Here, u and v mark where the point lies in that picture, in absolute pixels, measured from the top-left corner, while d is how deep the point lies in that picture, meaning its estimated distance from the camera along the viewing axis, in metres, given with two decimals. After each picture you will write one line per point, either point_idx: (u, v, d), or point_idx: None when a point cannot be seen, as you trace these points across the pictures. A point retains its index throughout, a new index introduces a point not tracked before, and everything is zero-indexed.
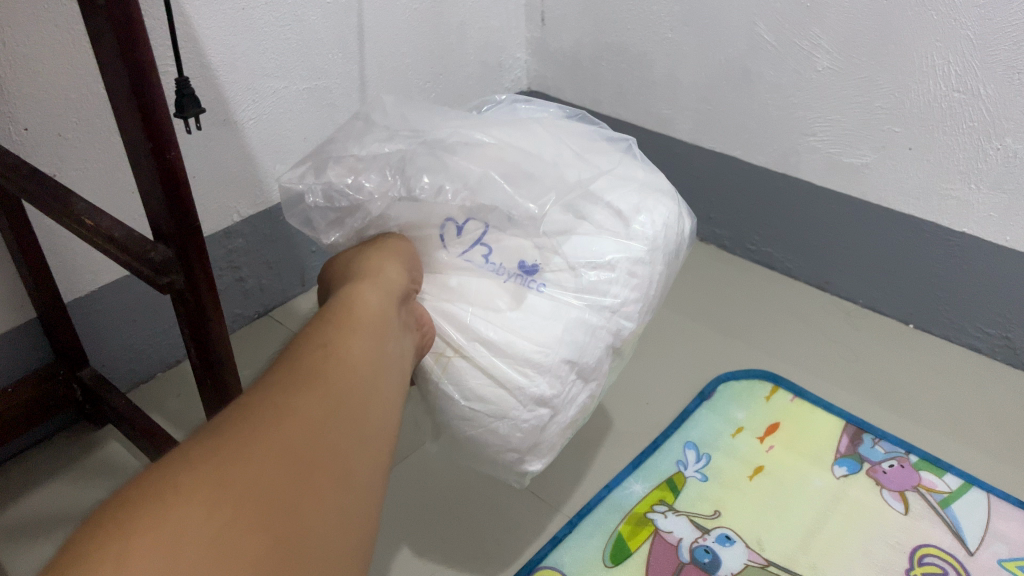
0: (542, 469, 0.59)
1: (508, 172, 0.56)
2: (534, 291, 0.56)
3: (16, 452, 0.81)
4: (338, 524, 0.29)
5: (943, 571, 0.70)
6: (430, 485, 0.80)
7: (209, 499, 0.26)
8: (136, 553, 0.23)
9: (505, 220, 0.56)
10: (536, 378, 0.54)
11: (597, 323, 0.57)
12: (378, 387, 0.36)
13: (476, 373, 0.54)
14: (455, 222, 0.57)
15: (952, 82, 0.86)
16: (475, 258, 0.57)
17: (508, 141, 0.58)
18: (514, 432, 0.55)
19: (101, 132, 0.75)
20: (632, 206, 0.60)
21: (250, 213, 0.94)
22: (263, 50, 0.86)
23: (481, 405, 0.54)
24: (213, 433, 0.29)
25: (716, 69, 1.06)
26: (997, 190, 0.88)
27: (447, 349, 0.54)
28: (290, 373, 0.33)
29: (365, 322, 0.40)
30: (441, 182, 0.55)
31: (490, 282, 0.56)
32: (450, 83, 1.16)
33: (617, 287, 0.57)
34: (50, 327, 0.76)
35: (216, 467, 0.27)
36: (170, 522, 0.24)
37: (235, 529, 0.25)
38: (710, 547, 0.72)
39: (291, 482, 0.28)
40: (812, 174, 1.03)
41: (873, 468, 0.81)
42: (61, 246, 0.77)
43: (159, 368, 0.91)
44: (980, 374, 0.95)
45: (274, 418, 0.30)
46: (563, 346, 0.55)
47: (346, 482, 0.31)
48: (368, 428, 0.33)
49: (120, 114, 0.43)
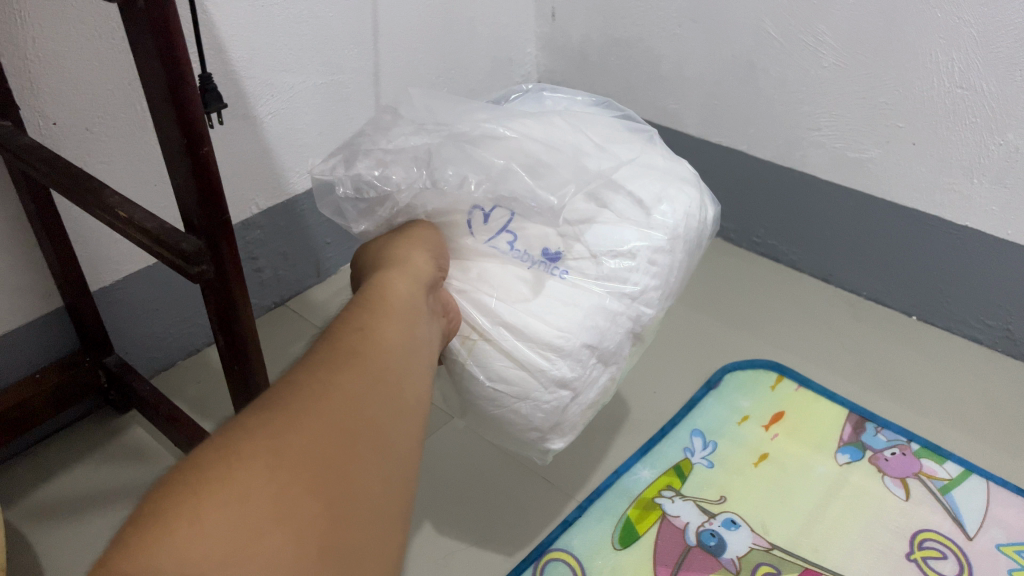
0: (564, 446, 0.63)
1: (530, 163, 0.58)
2: (556, 277, 0.58)
3: (45, 435, 0.83)
4: (383, 489, 0.32)
5: (942, 555, 0.72)
6: (445, 465, 0.82)
7: (266, 466, 0.28)
8: (205, 515, 0.26)
9: (528, 209, 0.58)
10: (557, 362, 0.56)
11: (617, 309, 0.59)
12: (412, 366, 0.38)
13: (500, 356, 0.57)
14: (482, 210, 0.59)
15: (955, 79, 0.87)
16: (500, 245, 0.59)
17: (529, 134, 0.59)
18: (537, 412, 0.58)
19: (125, 126, 0.77)
20: (654, 195, 0.61)
21: (268, 205, 0.96)
22: (280, 46, 0.87)
23: (504, 387, 0.57)
24: (266, 405, 0.31)
25: (723, 65, 1.07)
26: (999, 185, 0.89)
27: (473, 332, 0.57)
28: (331, 352, 0.35)
29: (397, 307, 0.42)
30: (465, 173, 0.57)
31: (515, 268, 0.59)
32: (461, 78, 1.17)
33: (638, 274, 0.59)
34: (77, 316, 0.78)
35: (271, 436, 0.30)
36: (232, 487, 0.27)
37: (290, 494, 0.28)
38: (716, 531, 0.74)
39: (339, 451, 0.31)
40: (818, 168, 1.05)
41: (876, 455, 0.83)
42: (87, 237, 0.79)
43: (181, 356, 0.93)
44: (981, 365, 0.96)
45: (319, 394, 0.32)
46: (585, 331, 0.57)
47: (388, 450, 0.33)
48: (406, 403, 0.36)
49: (157, 111, 0.45)
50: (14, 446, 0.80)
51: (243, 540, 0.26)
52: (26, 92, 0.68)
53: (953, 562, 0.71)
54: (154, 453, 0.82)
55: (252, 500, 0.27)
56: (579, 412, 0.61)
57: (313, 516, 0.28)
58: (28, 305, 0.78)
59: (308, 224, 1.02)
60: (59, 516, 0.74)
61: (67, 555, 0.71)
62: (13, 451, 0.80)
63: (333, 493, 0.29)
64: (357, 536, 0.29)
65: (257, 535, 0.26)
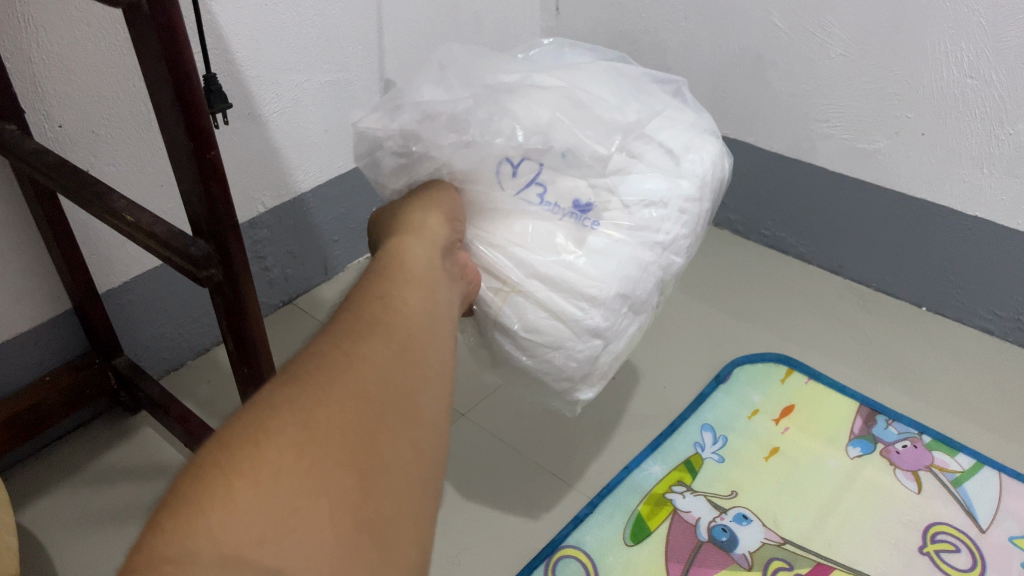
0: (592, 396, 0.63)
1: (572, 111, 0.57)
2: (590, 228, 0.57)
3: (57, 437, 0.83)
4: (414, 455, 0.32)
5: (955, 548, 0.72)
6: (455, 456, 0.83)
7: (296, 443, 0.29)
8: (238, 493, 0.27)
9: (561, 159, 0.57)
10: (592, 309, 0.56)
11: (649, 259, 0.59)
12: (437, 331, 0.38)
13: (535, 308, 0.57)
14: (511, 162, 0.57)
15: (964, 68, 0.87)
16: (530, 198, 0.57)
17: (569, 83, 0.59)
18: (577, 358, 0.58)
19: (133, 129, 0.77)
20: (682, 144, 0.62)
21: (275, 204, 0.96)
22: (285, 44, 0.87)
23: (536, 337, 0.57)
24: (292, 379, 0.31)
25: (728, 58, 1.07)
26: (1010, 175, 0.88)
27: (505, 285, 0.57)
28: (354, 321, 0.35)
29: (420, 271, 0.41)
30: (508, 125, 0.56)
31: (547, 221, 0.57)
32: None
33: (669, 223, 0.59)
34: (87, 319, 0.78)
35: (298, 410, 0.30)
36: (263, 466, 0.27)
37: (322, 470, 0.28)
38: (727, 526, 0.74)
39: (367, 421, 0.31)
40: (825, 160, 1.04)
41: (887, 448, 0.82)
42: (95, 239, 0.79)
43: (189, 356, 0.93)
44: (992, 356, 0.96)
45: (345, 365, 0.32)
46: (619, 280, 0.57)
47: (418, 416, 0.33)
48: (432, 366, 0.35)
49: (163, 115, 0.45)
50: (28, 447, 0.81)
51: (279, 521, 0.27)
52: (33, 95, 0.68)
53: (965, 555, 0.71)
54: (163, 455, 0.82)
55: (286, 480, 0.27)
56: (613, 357, 0.61)
57: (347, 492, 0.28)
58: (38, 308, 0.78)
59: (316, 222, 1.02)
60: (73, 527, 0.74)
61: (79, 559, 0.71)
62: (26, 451, 0.81)
63: (366, 465, 0.29)
64: (390, 511, 0.30)
65: (293, 514, 0.27)
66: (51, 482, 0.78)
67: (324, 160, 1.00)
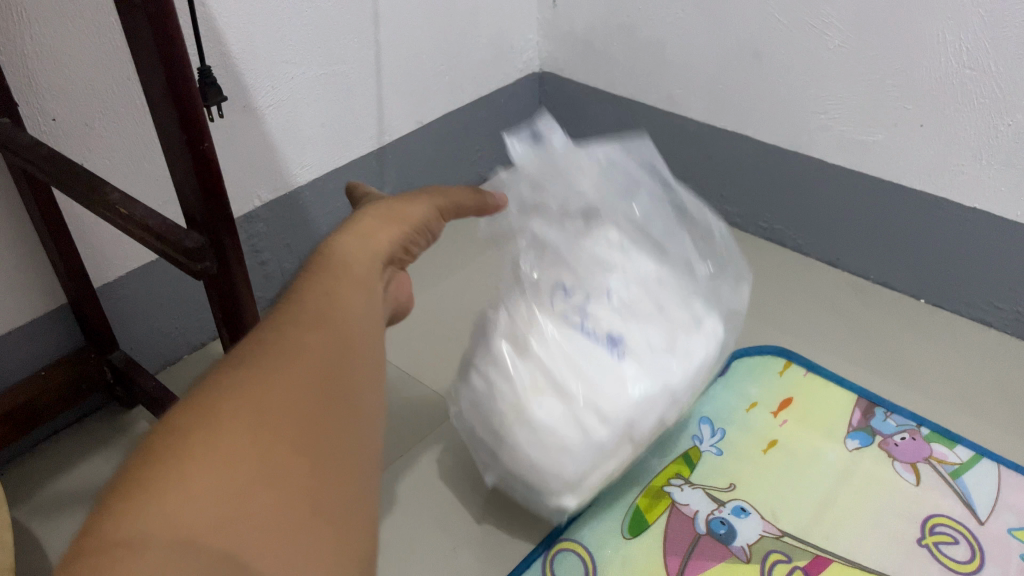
0: (575, 505, 0.67)
1: (615, 258, 0.68)
2: (615, 358, 0.64)
3: (53, 432, 0.83)
4: (354, 447, 0.35)
5: (953, 540, 0.72)
6: (453, 451, 0.82)
7: (245, 432, 0.32)
8: (189, 480, 0.30)
9: (603, 292, 0.66)
10: (600, 432, 0.63)
11: (664, 394, 0.65)
12: (373, 328, 0.41)
13: (548, 424, 0.63)
14: (563, 286, 0.67)
15: (963, 59, 0.86)
16: (573, 319, 0.65)
17: (626, 241, 0.69)
18: (574, 470, 0.63)
19: (128, 122, 0.77)
20: (705, 314, 0.70)
21: (271, 198, 0.95)
22: (280, 36, 0.87)
23: (543, 443, 0.63)
24: (241, 369, 0.34)
25: (726, 51, 1.06)
26: (1009, 166, 0.88)
27: (528, 389, 0.64)
28: (298, 314, 0.38)
29: (364, 267, 0.43)
30: (563, 277, 0.68)
31: (580, 339, 0.65)
32: (463, 66, 1.17)
33: (681, 360, 0.66)
34: (82, 313, 0.78)
35: (246, 400, 0.33)
36: (215, 453, 0.31)
37: (271, 457, 0.32)
38: (726, 519, 0.74)
39: (310, 414, 0.34)
40: (823, 153, 1.04)
41: (885, 440, 0.82)
42: (90, 233, 0.79)
43: (185, 351, 0.93)
44: (990, 348, 0.96)
45: (292, 358, 0.35)
46: (629, 410, 0.63)
47: (357, 412, 0.36)
48: (369, 362, 0.39)
49: (156, 104, 0.45)
50: (24, 442, 0.81)
51: (227, 510, 0.30)
52: (25, 88, 0.68)
53: (964, 547, 0.71)
54: None
55: (236, 467, 0.31)
56: (602, 476, 0.66)
57: (294, 477, 0.32)
58: (32, 303, 0.78)
59: (312, 216, 1.02)
60: (68, 521, 0.74)
61: None
62: (22, 448, 0.81)
63: (311, 454, 0.33)
64: (332, 490, 0.33)
65: (244, 500, 0.30)
66: (44, 479, 0.78)
67: (321, 154, 1.00)
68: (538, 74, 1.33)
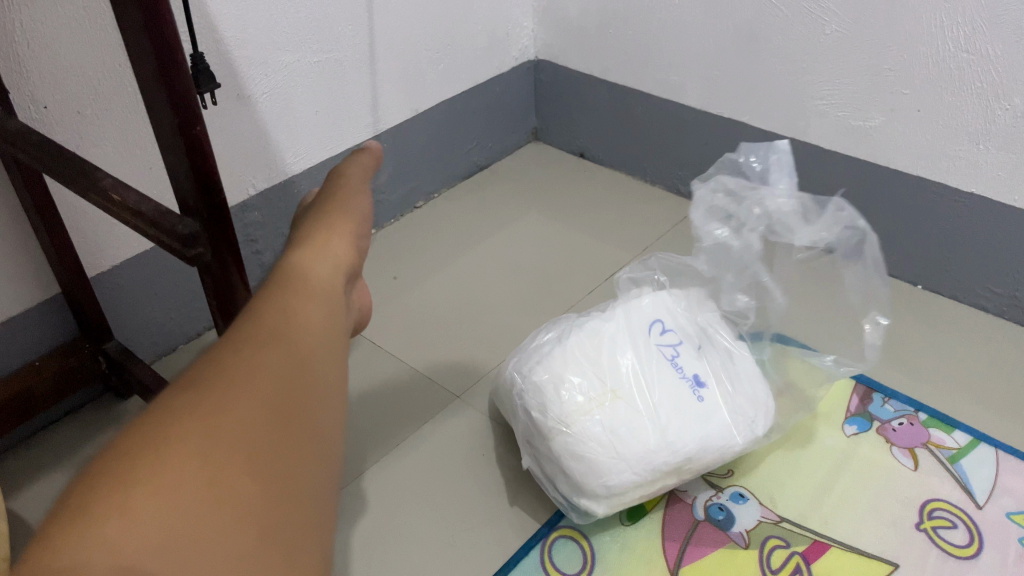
0: (600, 513, 0.68)
1: (704, 322, 0.76)
2: (697, 398, 0.69)
3: (46, 424, 0.82)
4: (313, 463, 0.34)
5: (952, 524, 0.72)
6: (451, 440, 0.82)
7: (195, 453, 0.31)
8: (135, 502, 0.29)
9: (695, 346, 0.73)
10: (658, 452, 0.66)
11: (731, 439, 0.69)
12: (331, 347, 0.40)
13: (617, 432, 0.67)
14: (661, 323, 0.74)
15: (960, 43, 0.86)
16: (665, 351, 0.72)
17: (718, 320, 0.77)
18: (621, 479, 0.66)
19: (121, 110, 0.76)
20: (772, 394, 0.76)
21: (266, 187, 0.95)
22: (273, 23, 0.87)
23: (604, 448, 0.66)
24: (192, 390, 0.33)
25: (723, 36, 1.06)
26: (1006, 150, 0.88)
27: (607, 395, 0.68)
28: (253, 332, 0.37)
29: (322, 287, 0.42)
30: (663, 308, 0.75)
31: (670, 375, 0.70)
32: (458, 53, 1.17)
33: (752, 417, 0.71)
34: (76, 302, 0.77)
35: (196, 420, 0.32)
36: (162, 476, 0.30)
37: (221, 477, 0.30)
38: (724, 505, 0.74)
39: (266, 431, 0.33)
40: (820, 138, 1.04)
41: (883, 426, 0.82)
42: (83, 222, 0.78)
43: (181, 341, 0.92)
44: (987, 333, 0.95)
45: (243, 376, 0.34)
46: (697, 443, 0.67)
47: (316, 428, 0.35)
48: (327, 382, 0.38)
49: (147, 88, 0.44)
50: (17, 434, 0.80)
51: (177, 529, 0.28)
52: (16, 75, 0.67)
53: (962, 531, 0.71)
54: None
55: (186, 488, 0.30)
56: (637, 497, 0.69)
57: (248, 498, 0.31)
58: (25, 292, 0.77)
59: None
60: None
61: None
62: (15, 439, 0.80)
63: (266, 472, 0.32)
64: (290, 507, 0.32)
65: (193, 521, 0.29)
66: (38, 470, 0.78)
67: (316, 142, 0.99)
68: (533, 62, 1.33)
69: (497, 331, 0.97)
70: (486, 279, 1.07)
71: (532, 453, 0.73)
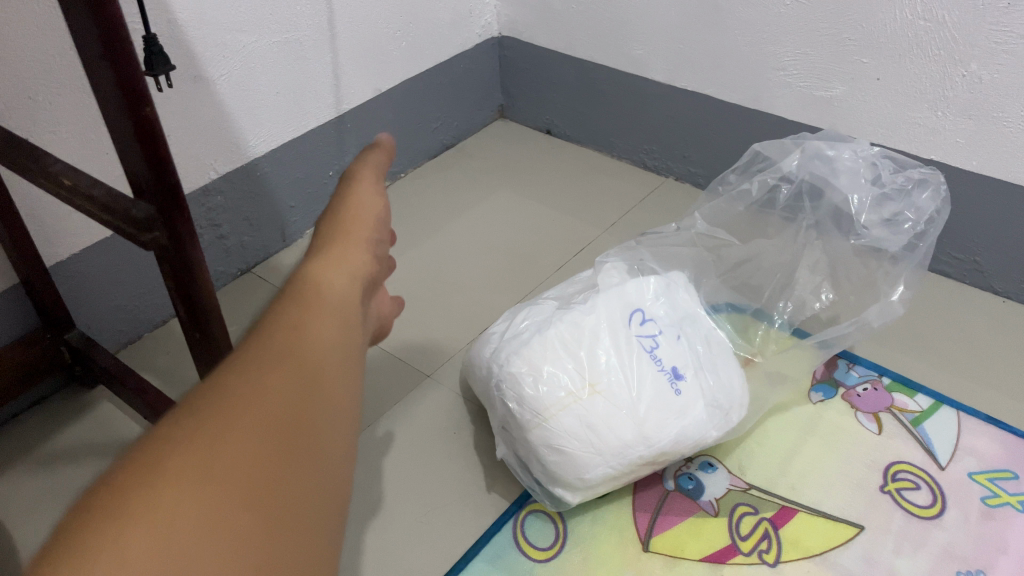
0: (573, 500, 0.70)
1: (685, 312, 0.74)
2: (674, 390, 0.69)
3: (13, 415, 0.82)
4: (321, 484, 0.33)
5: (915, 485, 0.73)
6: (423, 420, 0.82)
7: (196, 474, 0.30)
8: (134, 524, 0.28)
9: (675, 335, 0.71)
10: (634, 446, 0.66)
11: (705, 429, 0.69)
12: (341, 365, 0.39)
13: (594, 426, 0.66)
14: (640, 313, 0.72)
15: (918, 10, 0.87)
16: (644, 343, 0.70)
17: (697, 308, 0.75)
18: (596, 472, 0.67)
19: (74, 94, 0.75)
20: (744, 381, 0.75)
21: (228, 170, 0.94)
22: (230, 3, 0.85)
23: (580, 440, 0.66)
24: (196, 410, 0.32)
25: (685, 8, 1.06)
26: (964, 116, 0.89)
27: (583, 388, 0.67)
28: (261, 351, 0.36)
29: (334, 299, 0.42)
30: (643, 293, 0.74)
31: (649, 368, 0.69)
32: (419, 31, 1.16)
33: (726, 408, 0.71)
34: (34, 293, 0.76)
35: (200, 438, 0.31)
36: (163, 494, 0.29)
37: (224, 493, 0.29)
38: (693, 474, 0.75)
39: (273, 451, 0.32)
40: (784, 108, 1.04)
41: (848, 391, 0.83)
42: (39, 210, 0.77)
43: (147, 328, 0.91)
44: (948, 297, 0.97)
45: (248, 395, 0.33)
46: (672, 436, 0.67)
47: (324, 448, 0.34)
48: (337, 408, 0.37)
49: (92, 73, 0.44)
50: None
51: (179, 551, 0.27)
52: None
53: (925, 492, 0.73)
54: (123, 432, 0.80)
55: (186, 509, 0.29)
56: (609, 485, 0.69)
57: (253, 513, 0.30)
58: None
59: (272, 187, 1.01)
60: (30, 505, 0.73)
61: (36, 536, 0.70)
62: None
63: (270, 490, 0.31)
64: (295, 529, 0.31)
65: (195, 532, 0.28)
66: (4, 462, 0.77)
67: (277, 123, 0.98)
68: (497, 38, 1.32)
69: (471, 310, 0.97)
70: (458, 258, 1.06)
71: (505, 441, 0.73)
